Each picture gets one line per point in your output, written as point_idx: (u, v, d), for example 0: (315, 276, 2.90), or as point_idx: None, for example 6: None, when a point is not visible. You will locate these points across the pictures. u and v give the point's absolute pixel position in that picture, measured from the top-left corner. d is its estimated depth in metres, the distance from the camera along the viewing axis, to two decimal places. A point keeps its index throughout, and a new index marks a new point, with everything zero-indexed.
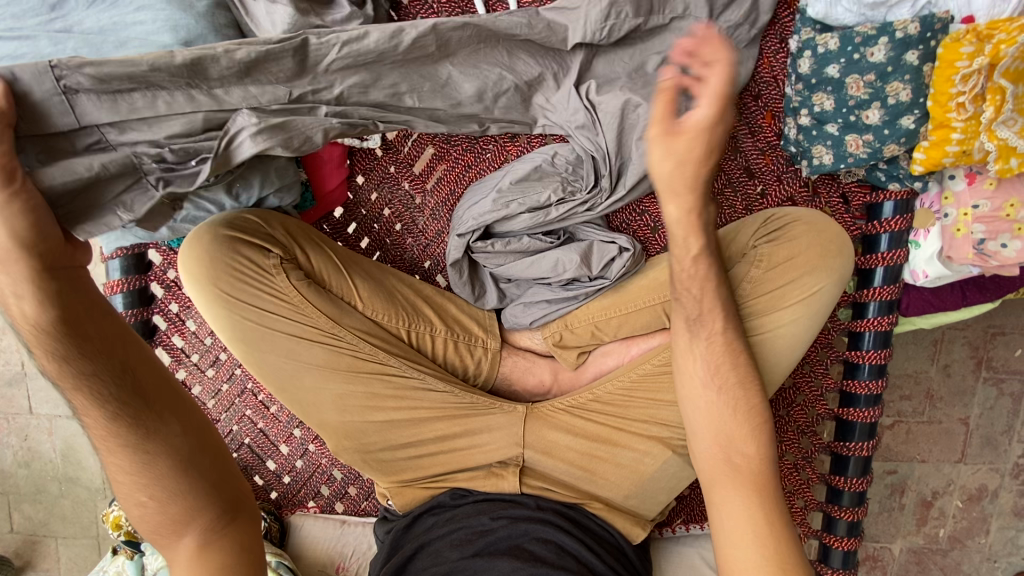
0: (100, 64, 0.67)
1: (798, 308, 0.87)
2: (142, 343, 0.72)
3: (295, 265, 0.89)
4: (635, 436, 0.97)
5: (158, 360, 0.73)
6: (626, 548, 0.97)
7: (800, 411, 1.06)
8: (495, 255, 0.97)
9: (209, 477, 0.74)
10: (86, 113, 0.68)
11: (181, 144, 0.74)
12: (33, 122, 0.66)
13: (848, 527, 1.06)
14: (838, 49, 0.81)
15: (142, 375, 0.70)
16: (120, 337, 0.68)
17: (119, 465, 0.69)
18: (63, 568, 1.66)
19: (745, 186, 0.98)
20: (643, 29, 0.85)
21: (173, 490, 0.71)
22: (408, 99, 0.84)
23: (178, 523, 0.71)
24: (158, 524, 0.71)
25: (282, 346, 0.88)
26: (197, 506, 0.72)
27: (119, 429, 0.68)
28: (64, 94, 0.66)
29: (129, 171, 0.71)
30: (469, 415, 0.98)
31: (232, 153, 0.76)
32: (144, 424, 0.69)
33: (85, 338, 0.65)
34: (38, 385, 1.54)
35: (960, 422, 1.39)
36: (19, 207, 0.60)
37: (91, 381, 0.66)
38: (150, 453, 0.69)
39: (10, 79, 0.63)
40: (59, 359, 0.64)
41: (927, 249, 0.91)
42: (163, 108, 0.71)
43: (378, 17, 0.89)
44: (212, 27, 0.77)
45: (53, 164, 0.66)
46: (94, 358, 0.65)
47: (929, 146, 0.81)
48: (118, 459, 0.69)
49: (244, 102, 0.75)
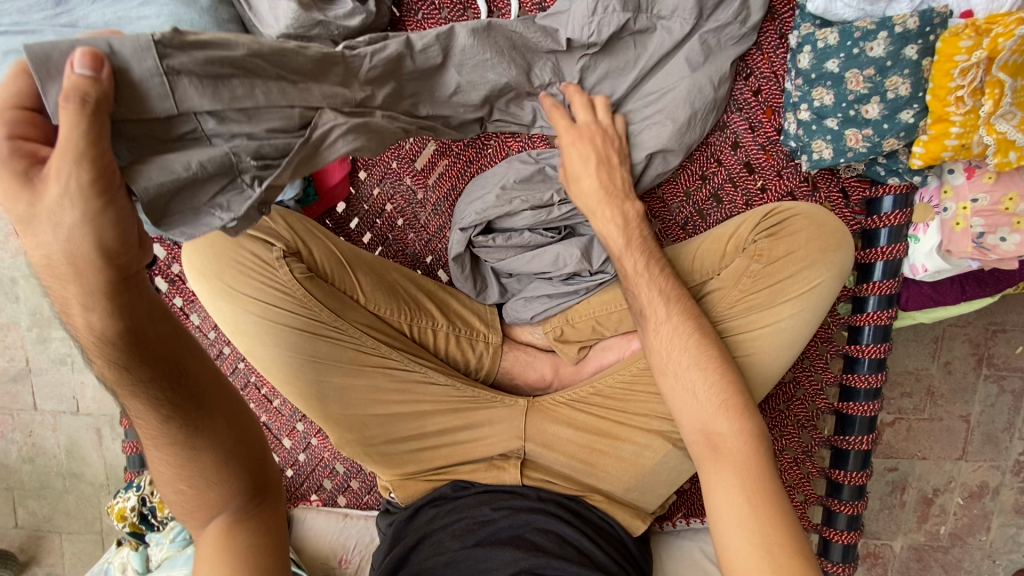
0: (202, 47, 0.62)
1: (797, 301, 0.89)
2: (195, 342, 0.67)
3: (299, 259, 0.89)
4: (635, 430, 0.98)
5: (210, 358, 0.69)
6: (626, 540, 0.98)
7: (800, 406, 1.06)
8: (496, 250, 0.98)
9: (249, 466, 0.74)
10: (186, 98, 0.61)
11: (279, 140, 0.68)
12: (131, 105, 0.58)
13: (848, 521, 1.06)
14: (838, 44, 0.82)
15: (196, 375, 0.67)
16: (176, 342, 0.64)
17: (164, 459, 0.68)
18: (67, 563, 1.68)
19: (745, 182, 0.99)
20: (630, 27, 0.86)
21: (212, 481, 0.71)
22: (422, 108, 0.84)
23: (214, 507, 0.72)
24: (193, 509, 0.72)
25: (284, 340, 0.89)
26: (229, 495, 0.72)
27: (169, 429, 0.66)
28: (165, 76, 0.59)
29: (226, 170, 0.62)
30: (471, 409, 0.99)
31: (322, 152, 0.73)
32: (192, 423, 0.67)
33: (147, 343, 0.61)
34: (43, 380, 1.56)
35: (961, 419, 1.39)
36: (110, 218, 0.52)
37: (147, 385, 0.62)
38: (195, 450, 0.68)
39: (108, 53, 0.56)
40: (120, 368, 0.60)
41: (927, 243, 0.91)
42: (262, 98, 0.66)
43: (380, 13, 0.90)
44: (215, 22, 0.78)
45: (150, 161, 0.59)
46: (153, 364, 0.62)
47: (929, 140, 0.81)
48: (163, 454, 0.68)
49: (324, 101, 0.72)
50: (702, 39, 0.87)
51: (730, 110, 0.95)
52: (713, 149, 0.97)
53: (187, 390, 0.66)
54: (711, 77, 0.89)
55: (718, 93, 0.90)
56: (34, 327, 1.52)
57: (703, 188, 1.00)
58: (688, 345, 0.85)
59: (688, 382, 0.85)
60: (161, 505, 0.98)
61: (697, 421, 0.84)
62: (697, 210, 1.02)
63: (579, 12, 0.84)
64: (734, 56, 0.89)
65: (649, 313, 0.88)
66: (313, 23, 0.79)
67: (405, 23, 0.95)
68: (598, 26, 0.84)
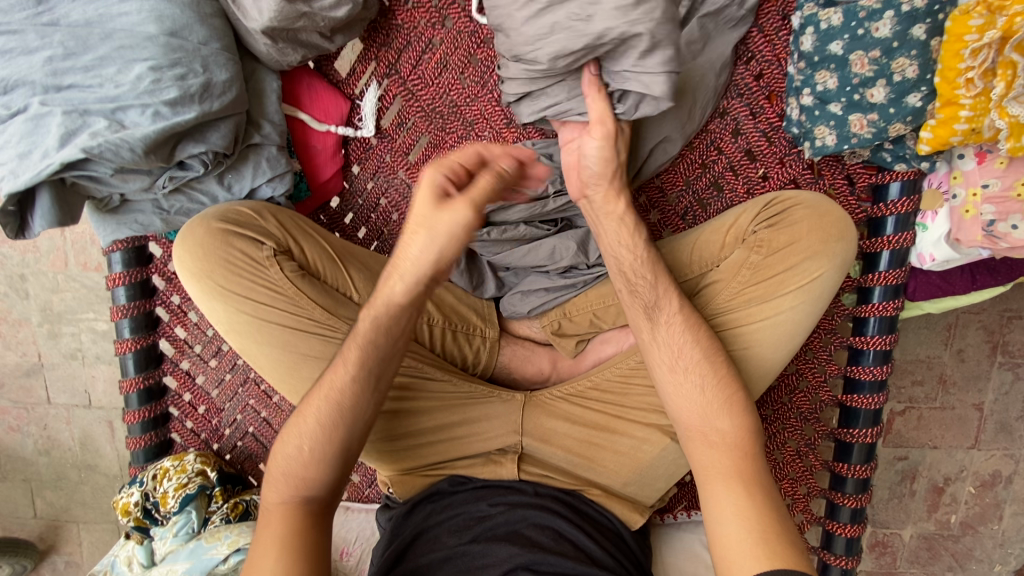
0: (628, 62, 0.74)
1: (798, 294, 0.85)
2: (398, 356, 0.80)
3: (290, 257, 0.86)
4: (634, 423, 0.96)
5: (392, 363, 0.80)
6: (625, 534, 0.97)
7: (803, 397, 1.04)
8: (491, 244, 0.97)
9: (335, 475, 0.79)
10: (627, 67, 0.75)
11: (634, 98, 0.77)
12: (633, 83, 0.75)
13: (851, 514, 1.04)
14: (841, 24, 0.78)
15: (386, 371, 0.80)
16: (383, 356, 0.79)
17: (301, 435, 0.78)
18: (85, 551, 1.73)
19: (746, 169, 0.96)
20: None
21: (311, 477, 0.77)
22: (337, 38, 0.85)
23: (303, 480, 0.77)
24: (292, 471, 0.77)
25: (277, 338, 0.84)
26: (314, 471, 0.77)
27: (346, 397, 0.78)
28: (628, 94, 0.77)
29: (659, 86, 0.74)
30: (466, 404, 0.99)
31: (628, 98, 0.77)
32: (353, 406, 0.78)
33: (374, 342, 0.78)
34: (56, 375, 1.58)
35: (974, 408, 1.36)
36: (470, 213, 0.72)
37: (359, 368, 0.78)
38: (330, 427, 0.78)
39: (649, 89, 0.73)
40: (363, 346, 0.78)
41: (934, 232, 0.89)
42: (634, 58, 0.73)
43: (369, 5, 0.86)
44: (198, 16, 0.76)
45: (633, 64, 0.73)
46: (375, 351, 0.78)
47: (937, 124, 0.78)
48: (304, 433, 0.78)
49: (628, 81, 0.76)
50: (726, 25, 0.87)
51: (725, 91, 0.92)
52: (713, 136, 0.95)
53: (372, 379, 0.79)
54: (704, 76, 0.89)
55: (719, 80, 0.88)
56: (44, 323, 1.54)
57: (703, 176, 0.97)
58: (671, 330, 0.84)
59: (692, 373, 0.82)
60: (164, 499, 1.00)
61: (691, 424, 0.83)
62: (698, 199, 0.99)
63: (536, 15, 0.73)
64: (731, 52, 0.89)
65: (653, 309, 0.85)
66: (298, 15, 0.77)
67: (395, 12, 0.90)
68: (536, 39, 0.74)
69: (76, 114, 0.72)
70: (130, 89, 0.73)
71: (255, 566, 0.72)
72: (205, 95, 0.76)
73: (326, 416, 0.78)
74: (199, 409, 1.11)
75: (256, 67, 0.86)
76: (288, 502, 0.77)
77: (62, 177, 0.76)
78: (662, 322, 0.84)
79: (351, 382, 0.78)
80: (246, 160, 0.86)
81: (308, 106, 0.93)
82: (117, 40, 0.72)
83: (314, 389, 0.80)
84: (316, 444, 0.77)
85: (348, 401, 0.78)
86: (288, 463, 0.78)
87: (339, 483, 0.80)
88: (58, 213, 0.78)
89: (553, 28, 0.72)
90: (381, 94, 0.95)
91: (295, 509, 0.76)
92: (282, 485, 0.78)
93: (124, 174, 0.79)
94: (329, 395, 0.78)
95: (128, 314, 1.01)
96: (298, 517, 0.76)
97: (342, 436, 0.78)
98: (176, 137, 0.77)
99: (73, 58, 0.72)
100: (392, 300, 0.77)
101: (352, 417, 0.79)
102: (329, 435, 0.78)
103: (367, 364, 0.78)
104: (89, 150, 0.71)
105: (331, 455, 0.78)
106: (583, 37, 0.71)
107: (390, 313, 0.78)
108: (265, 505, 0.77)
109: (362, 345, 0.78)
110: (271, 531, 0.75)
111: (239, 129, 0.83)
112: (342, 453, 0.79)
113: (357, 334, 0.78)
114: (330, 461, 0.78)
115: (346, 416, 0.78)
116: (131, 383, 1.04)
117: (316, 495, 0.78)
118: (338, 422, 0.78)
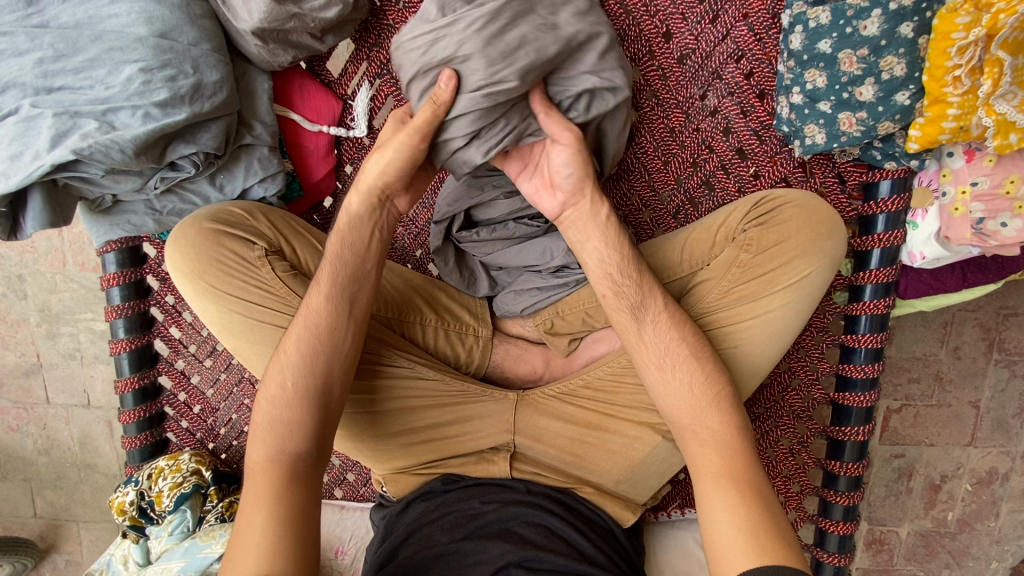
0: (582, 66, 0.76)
1: (787, 292, 0.85)
2: (370, 277, 0.84)
3: (281, 257, 0.86)
4: (625, 422, 0.96)
5: (366, 286, 0.84)
6: (617, 532, 0.97)
7: (795, 396, 1.04)
8: (482, 243, 0.98)
9: (317, 414, 0.79)
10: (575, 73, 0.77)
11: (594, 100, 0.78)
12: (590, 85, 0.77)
13: (844, 512, 1.04)
14: (830, 23, 0.79)
15: (360, 295, 0.83)
16: (354, 278, 0.82)
17: (283, 377, 0.79)
18: (85, 550, 1.74)
19: (737, 168, 0.96)
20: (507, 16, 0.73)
21: (293, 418, 0.78)
22: (329, 38, 0.85)
23: (288, 428, 0.77)
24: (276, 415, 0.78)
25: (270, 337, 0.84)
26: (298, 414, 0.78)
27: (322, 319, 0.80)
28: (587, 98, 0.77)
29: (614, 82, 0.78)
30: (459, 403, 0.99)
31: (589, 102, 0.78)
32: (330, 332, 0.80)
33: (343, 260, 0.82)
34: (55, 374, 1.59)
35: (970, 405, 1.36)
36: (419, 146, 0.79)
37: (334, 289, 0.81)
38: (310, 355, 0.79)
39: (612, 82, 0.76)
40: (335, 267, 0.82)
41: (926, 229, 0.88)
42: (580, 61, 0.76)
43: (359, 6, 0.86)
44: (188, 18, 0.76)
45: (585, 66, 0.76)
46: (345, 270, 0.82)
47: (925, 122, 0.78)
48: (286, 371, 0.79)
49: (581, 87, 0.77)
50: (705, 14, 0.90)
51: (699, 57, 0.92)
52: (704, 134, 0.95)
53: (347, 300, 0.82)
54: (674, 53, 0.92)
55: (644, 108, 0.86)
56: (43, 324, 1.55)
57: (694, 175, 0.98)
58: (652, 331, 0.83)
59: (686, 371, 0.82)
60: (159, 498, 1.00)
61: (682, 423, 0.83)
62: (689, 198, 0.99)
63: (494, 40, 0.71)
64: (705, 23, 0.90)
65: (645, 307, 0.84)
66: (288, 16, 0.77)
67: (387, 12, 0.90)
68: (506, 58, 0.71)
69: (67, 116, 0.73)
70: (121, 90, 0.73)
71: (245, 527, 0.72)
72: (196, 96, 0.76)
73: (307, 347, 0.79)
74: (194, 409, 1.11)
75: (247, 68, 0.86)
76: (270, 458, 0.76)
77: (54, 178, 0.77)
78: (648, 322, 0.84)
79: (327, 304, 0.81)
80: (237, 160, 0.87)
81: (300, 106, 0.94)
82: (107, 41, 0.73)
83: (293, 322, 0.82)
84: (298, 381, 0.78)
85: (325, 327, 0.80)
86: (273, 412, 0.78)
87: (323, 436, 0.80)
88: (50, 214, 0.78)
89: (523, 43, 0.71)
90: (374, 95, 0.95)
91: (279, 490, 0.75)
92: (266, 439, 0.78)
93: (115, 176, 0.80)
94: (307, 322, 0.80)
95: (122, 315, 1.02)
96: (282, 471, 0.76)
97: (323, 368, 0.79)
98: (167, 138, 0.78)
99: (63, 60, 0.73)
100: (352, 212, 0.83)
101: (331, 348, 0.80)
102: (311, 368, 0.79)
103: (341, 286, 0.82)
104: (79, 151, 0.72)
105: (312, 393, 0.79)
106: (553, 44, 0.72)
107: (354, 226, 0.83)
108: (250, 465, 0.77)
109: (335, 266, 0.82)
110: (256, 489, 0.75)
111: (231, 129, 0.84)
112: (324, 393, 0.80)
113: (329, 254, 0.83)
114: (311, 400, 0.79)
115: (325, 344, 0.80)
116: (126, 384, 1.05)
117: (301, 446, 0.77)
118: (318, 352, 0.79)
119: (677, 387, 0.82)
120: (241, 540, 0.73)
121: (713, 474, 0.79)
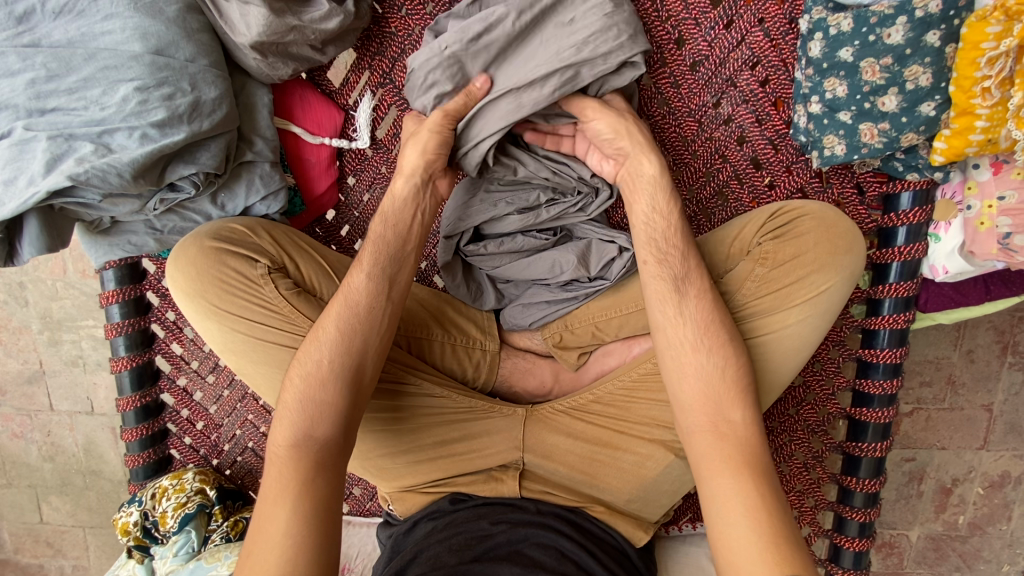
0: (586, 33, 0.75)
1: (804, 308, 0.82)
2: (410, 260, 0.82)
3: (285, 274, 0.84)
4: (636, 440, 0.94)
5: (406, 267, 0.82)
6: (630, 552, 0.95)
7: (810, 410, 1.02)
8: (490, 257, 0.95)
9: (348, 397, 0.76)
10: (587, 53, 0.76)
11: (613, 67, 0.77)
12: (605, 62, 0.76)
13: (859, 528, 1.03)
14: (852, 30, 0.75)
15: (400, 276, 0.81)
16: (396, 258, 0.81)
17: (314, 359, 0.76)
18: (92, 555, 1.74)
19: (751, 178, 0.93)
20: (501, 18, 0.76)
21: (321, 401, 0.74)
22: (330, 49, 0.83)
23: (319, 411, 0.74)
24: (309, 396, 0.74)
25: (275, 357, 0.82)
26: (331, 397, 0.75)
27: (362, 298, 0.78)
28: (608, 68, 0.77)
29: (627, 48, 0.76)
30: (467, 419, 0.97)
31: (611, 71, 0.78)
32: (366, 315, 0.78)
33: (386, 239, 0.81)
34: (58, 382, 1.57)
35: (983, 409, 1.33)
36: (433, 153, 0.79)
37: (377, 267, 0.80)
38: (347, 333, 0.77)
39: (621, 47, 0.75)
40: (378, 247, 0.80)
41: (948, 243, 0.85)
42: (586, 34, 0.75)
43: (360, 13, 0.83)
44: (184, 32, 0.74)
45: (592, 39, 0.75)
46: (387, 252, 0.81)
47: (951, 134, 0.75)
48: (318, 352, 0.76)
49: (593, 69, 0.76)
50: (719, 19, 0.86)
51: (713, 64, 0.88)
52: (718, 144, 0.92)
53: (386, 281, 0.80)
54: (687, 58, 0.89)
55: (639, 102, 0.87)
56: (45, 331, 1.53)
57: (707, 185, 0.95)
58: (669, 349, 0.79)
59: (707, 372, 0.77)
60: (163, 518, 1.00)
61: None
62: (703, 207, 0.96)
63: (509, 39, 0.76)
64: (719, 29, 0.87)
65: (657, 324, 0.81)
66: (288, 28, 0.75)
67: (389, 20, 0.88)
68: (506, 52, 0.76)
69: (61, 139, 0.71)
70: (116, 111, 0.71)
71: (270, 518, 0.69)
72: (195, 114, 0.74)
73: (346, 324, 0.77)
74: (197, 425, 1.09)
75: (246, 81, 0.84)
76: (297, 442, 0.73)
77: (50, 203, 0.75)
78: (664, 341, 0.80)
79: (368, 282, 0.79)
80: (239, 178, 0.85)
81: (300, 119, 0.91)
82: (101, 59, 0.70)
83: (331, 301, 0.80)
84: (333, 361, 0.75)
85: (364, 306, 0.78)
86: (303, 393, 0.75)
87: (350, 422, 0.76)
88: (47, 238, 0.77)
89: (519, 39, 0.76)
90: (376, 104, 0.92)
91: (306, 476, 0.71)
92: (292, 423, 0.74)
93: (113, 199, 0.77)
94: (348, 299, 0.78)
95: (123, 332, 1.00)
96: (309, 455, 0.72)
97: (360, 346, 0.77)
98: (165, 158, 0.75)
99: (56, 80, 0.70)
100: (398, 194, 0.81)
101: (368, 328, 0.78)
102: (348, 347, 0.77)
103: (381, 264, 0.80)
104: (75, 177, 0.69)
105: (347, 373, 0.76)
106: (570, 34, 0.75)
107: (397, 207, 0.82)
108: (273, 448, 0.73)
109: (378, 245, 0.80)
110: (282, 474, 0.71)
111: (230, 146, 0.81)
112: (357, 375, 0.77)
113: (371, 235, 0.82)
114: (345, 381, 0.76)
115: (363, 322, 0.78)
116: (128, 402, 1.03)
117: (331, 431, 0.74)
118: (356, 331, 0.77)
119: (710, 369, 0.77)
120: (263, 533, 0.69)
121: (731, 471, 0.73)
